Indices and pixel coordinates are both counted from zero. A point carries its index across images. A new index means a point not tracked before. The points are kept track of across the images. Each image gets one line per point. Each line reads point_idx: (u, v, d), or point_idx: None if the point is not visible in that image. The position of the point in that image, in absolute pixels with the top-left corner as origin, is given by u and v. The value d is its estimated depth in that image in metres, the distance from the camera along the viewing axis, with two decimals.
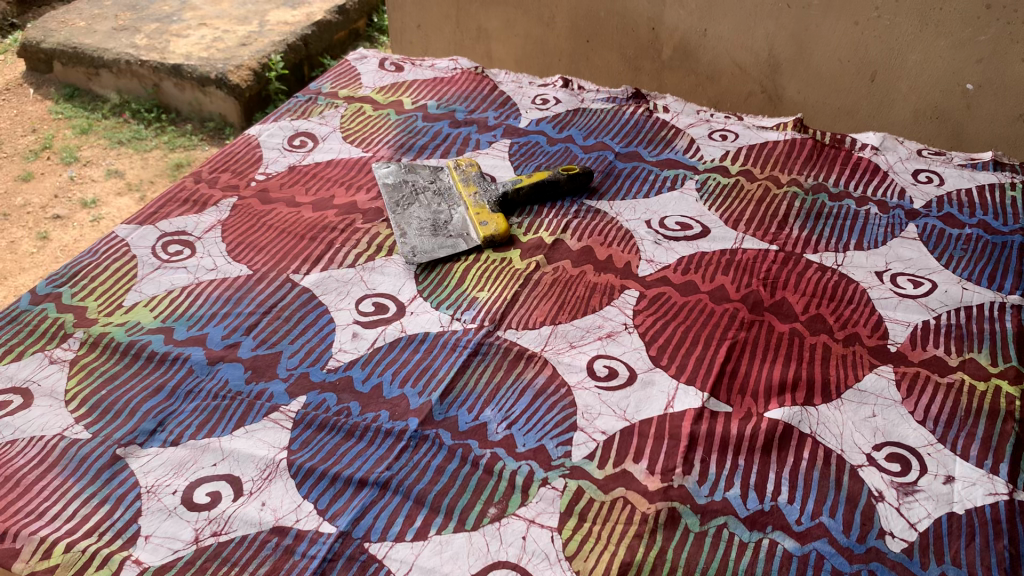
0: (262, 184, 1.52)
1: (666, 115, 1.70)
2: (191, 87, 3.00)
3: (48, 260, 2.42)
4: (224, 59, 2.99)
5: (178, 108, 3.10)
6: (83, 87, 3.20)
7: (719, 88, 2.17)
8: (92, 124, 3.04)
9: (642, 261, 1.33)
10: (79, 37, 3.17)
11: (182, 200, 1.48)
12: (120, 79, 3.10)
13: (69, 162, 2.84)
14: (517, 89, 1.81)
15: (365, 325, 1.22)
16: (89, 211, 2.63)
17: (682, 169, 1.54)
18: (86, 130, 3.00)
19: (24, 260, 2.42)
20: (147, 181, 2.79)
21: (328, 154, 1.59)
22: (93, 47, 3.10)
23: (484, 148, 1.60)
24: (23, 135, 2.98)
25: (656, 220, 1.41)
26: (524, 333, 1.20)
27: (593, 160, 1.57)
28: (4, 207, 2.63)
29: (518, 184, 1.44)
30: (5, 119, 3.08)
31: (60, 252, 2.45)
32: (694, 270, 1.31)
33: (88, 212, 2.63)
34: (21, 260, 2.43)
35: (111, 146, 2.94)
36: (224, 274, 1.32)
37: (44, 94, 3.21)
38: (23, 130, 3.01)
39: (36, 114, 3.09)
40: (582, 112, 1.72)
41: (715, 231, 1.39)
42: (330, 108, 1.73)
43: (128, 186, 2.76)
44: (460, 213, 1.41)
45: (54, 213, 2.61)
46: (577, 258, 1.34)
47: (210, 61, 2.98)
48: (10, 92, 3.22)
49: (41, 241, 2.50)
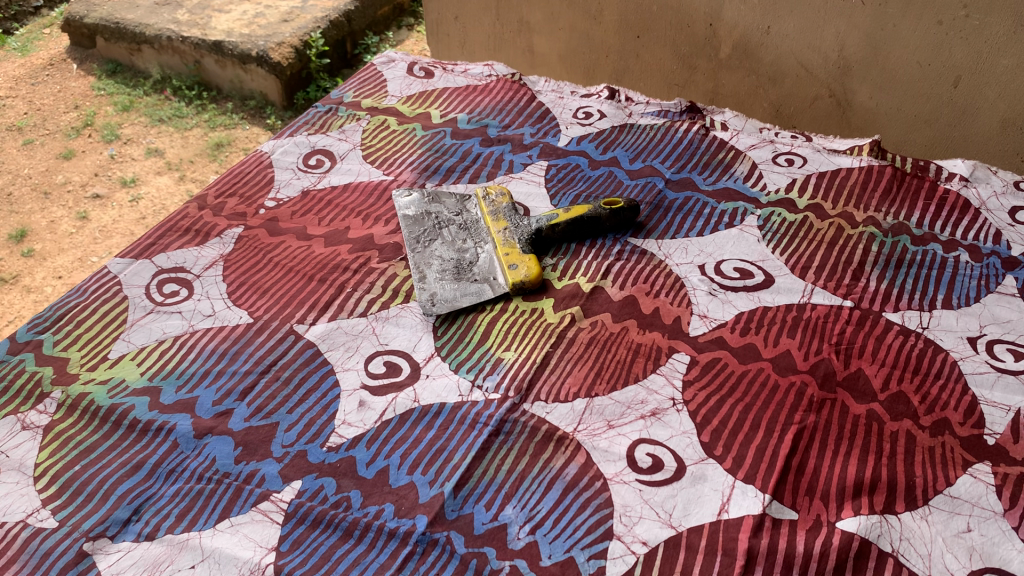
0: (272, 211, 1.38)
1: (725, 134, 1.51)
2: (233, 65, 2.87)
3: (88, 242, 2.33)
4: (266, 36, 2.84)
5: (220, 86, 2.97)
6: (126, 63, 3.09)
7: (781, 93, 1.96)
8: (134, 101, 2.92)
9: (694, 317, 1.16)
10: (122, 12, 3.05)
11: (184, 229, 1.34)
12: (162, 55, 2.98)
13: (111, 140, 2.73)
14: (556, 101, 1.63)
15: (374, 390, 1.07)
16: (128, 191, 2.52)
17: (742, 202, 1.36)
18: (127, 108, 2.88)
19: (63, 241, 2.33)
20: (187, 160, 2.66)
21: (345, 177, 1.44)
22: (136, 22, 2.98)
23: (518, 172, 1.44)
24: (64, 112, 2.88)
25: (711, 265, 1.24)
26: (556, 407, 1.04)
27: (640, 189, 1.39)
28: (45, 185, 2.54)
29: (554, 220, 1.27)
30: (47, 96, 2.98)
31: (99, 233, 2.36)
32: (756, 330, 1.13)
33: (128, 191, 2.52)
34: (61, 241, 2.34)
35: (152, 124, 2.82)
36: (222, 321, 1.18)
37: (87, 69, 3.11)
38: (65, 108, 2.91)
39: (79, 91, 2.99)
40: (630, 129, 1.54)
41: (780, 281, 1.21)
42: (351, 121, 1.58)
43: (168, 165, 2.64)
44: (487, 251, 1.25)
45: (94, 192, 2.51)
46: (618, 311, 1.17)
47: (252, 38, 2.83)
48: (54, 68, 3.13)
49: (80, 221, 2.40)
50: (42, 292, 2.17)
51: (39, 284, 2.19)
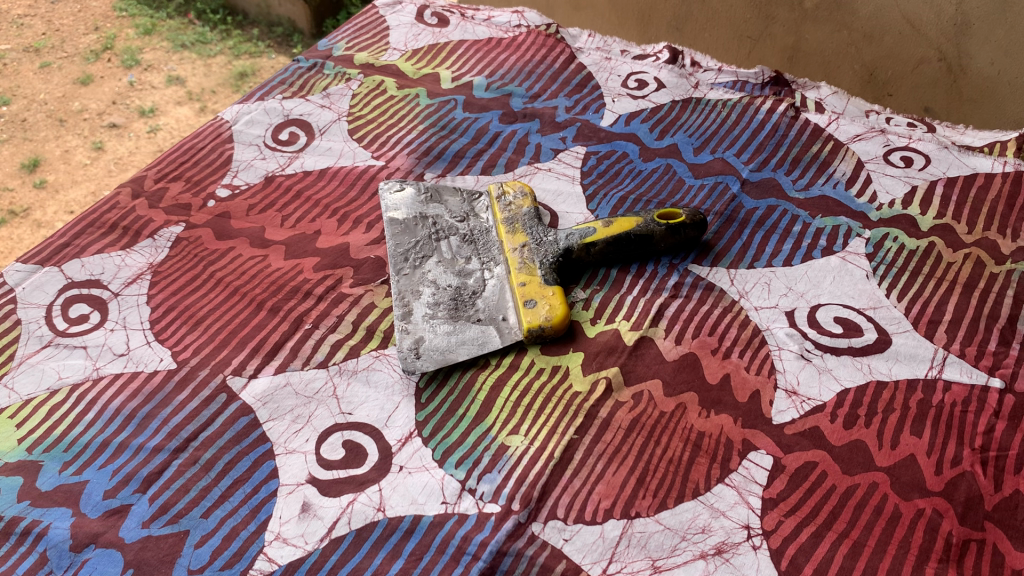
0: (224, 203, 1.07)
1: (821, 117, 1.16)
2: None
3: (104, 175, 2.00)
4: None
5: (246, 10, 2.59)
6: None
7: (883, 42, 1.36)
8: (156, 23, 2.50)
9: (779, 394, 0.83)
10: None
11: (109, 224, 1.04)
12: None
13: (130, 66, 2.32)
14: (601, 63, 1.29)
15: (325, 486, 0.77)
16: (146, 121, 2.16)
17: (845, 217, 1.01)
18: (149, 30, 2.46)
19: (75, 173, 2.00)
20: (209, 90, 2.29)
21: (323, 159, 1.12)
22: None
23: (546, 161, 1.10)
24: (83, 34, 2.43)
25: (803, 312, 0.90)
26: (580, 532, 0.73)
27: (708, 193, 1.05)
28: (58, 112, 2.16)
29: (590, 237, 0.94)
30: (66, 15, 2.51)
31: (114, 165, 2.03)
32: (865, 421, 0.81)
33: (146, 122, 2.16)
34: (78, 173, 2.01)
35: (173, 50, 2.41)
36: (137, 364, 0.88)
37: None
38: (84, 29, 2.45)
39: (99, 11, 2.54)
40: (695, 106, 1.19)
41: (898, 342, 0.87)
42: (338, 82, 1.25)
43: (189, 95, 2.26)
44: (496, 277, 0.93)
45: (110, 121, 2.14)
46: (672, 378, 0.85)
47: None
48: None
49: (95, 151, 2.06)
50: (53, 228, 1.85)
51: (51, 219, 1.87)
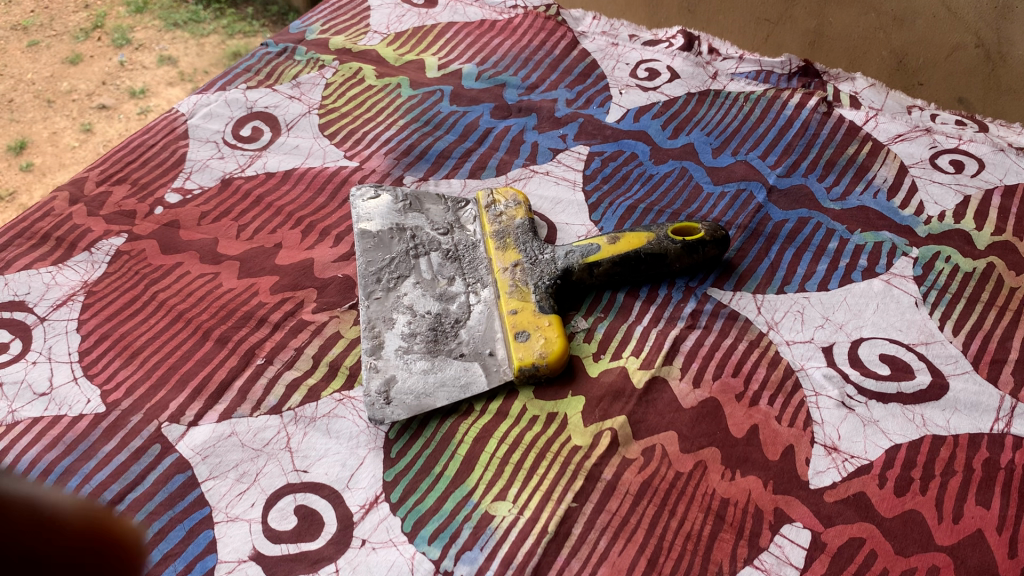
0: (174, 210, 0.93)
1: (857, 113, 1.02)
2: None
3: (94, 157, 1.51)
4: None
5: None
6: None
7: (915, 24, 1.05)
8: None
9: (817, 453, 0.70)
10: None
11: (40, 236, 0.90)
12: None
13: (120, 45, 1.80)
14: (607, 50, 1.14)
15: (271, 565, 0.64)
16: (137, 103, 1.68)
17: (888, 232, 0.87)
18: (141, 8, 1.92)
19: (65, 156, 1.51)
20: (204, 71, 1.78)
21: (289, 158, 0.98)
22: None
23: (544, 163, 0.96)
24: (71, 10, 1.84)
25: (843, 348, 0.77)
26: None
27: (730, 203, 0.91)
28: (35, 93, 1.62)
29: (593, 256, 0.80)
30: None
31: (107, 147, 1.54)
32: (920, 485, 0.67)
33: (138, 104, 1.68)
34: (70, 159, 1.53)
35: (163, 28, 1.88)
36: (58, 405, 0.75)
37: None
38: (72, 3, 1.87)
39: None
40: (713, 99, 1.05)
41: (956, 387, 0.73)
42: (311, 70, 1.11)
43: (181, 76, 1.77)
44: (483, 302, 0.79)
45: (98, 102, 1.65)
46: (690, 430, 0.71)
47: None
48: None
49: (83, 134, 1.57)
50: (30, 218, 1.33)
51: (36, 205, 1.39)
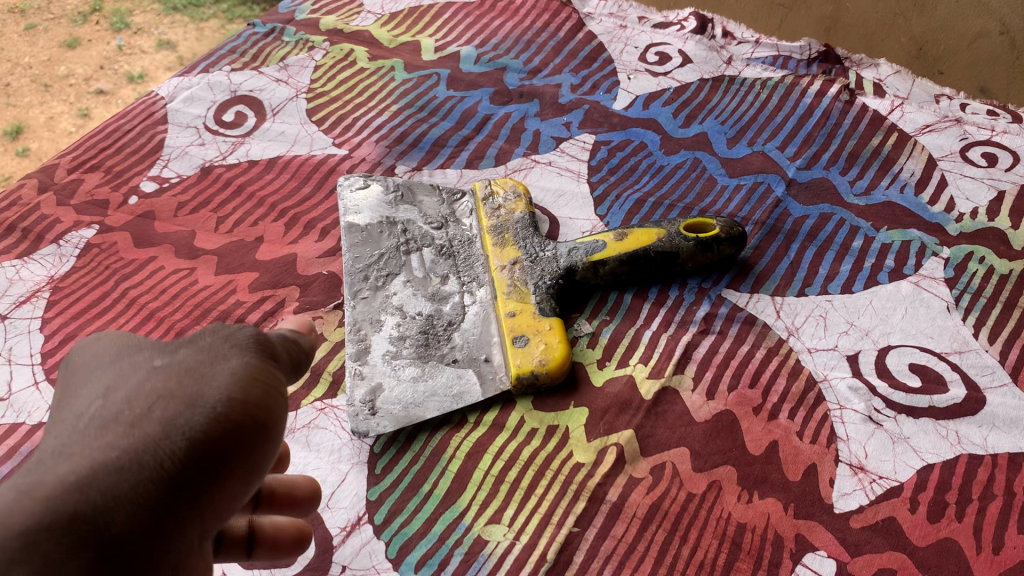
0: (148, 199, 0.87)
1: (881, 102, 0.95)
2: None
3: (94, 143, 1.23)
4: None
5: None
6: None
7: (936, 10, 0.95)
8: None
9: (843, 474, 0.63)
10: None
11: (4, 227, 0.84)
12: None
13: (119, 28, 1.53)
14: (614, 33, 1.08)
15: None
16: (140, 89, 1.40)
17: (917, 230, 0.81)
18: None
19: (64, 141, 1.27)
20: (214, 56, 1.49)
21: (274, 145, 0.92)
22: None
23: (546, 152, 0.90)
24: None
25: (869, 357, 0.71)
26: None
27: (746, 198, 0.85)
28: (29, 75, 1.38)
29: (598, 254, 0.74)
30: None
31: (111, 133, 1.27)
32: (956, 510, 0.61)
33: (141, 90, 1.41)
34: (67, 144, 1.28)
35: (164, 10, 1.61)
36: (15, 412, 0.69)
37: None
38: None
39: None
40: (727, 86, 0.99)
41: (994, 401, 0.67)
42: (299, 52, 1.04)
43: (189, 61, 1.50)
44: (479, 302, 0.73)
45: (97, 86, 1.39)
46: (704, 447, 0.65)
47: None
48: None
49: (82, 119, 1.32)
50: None
51: None
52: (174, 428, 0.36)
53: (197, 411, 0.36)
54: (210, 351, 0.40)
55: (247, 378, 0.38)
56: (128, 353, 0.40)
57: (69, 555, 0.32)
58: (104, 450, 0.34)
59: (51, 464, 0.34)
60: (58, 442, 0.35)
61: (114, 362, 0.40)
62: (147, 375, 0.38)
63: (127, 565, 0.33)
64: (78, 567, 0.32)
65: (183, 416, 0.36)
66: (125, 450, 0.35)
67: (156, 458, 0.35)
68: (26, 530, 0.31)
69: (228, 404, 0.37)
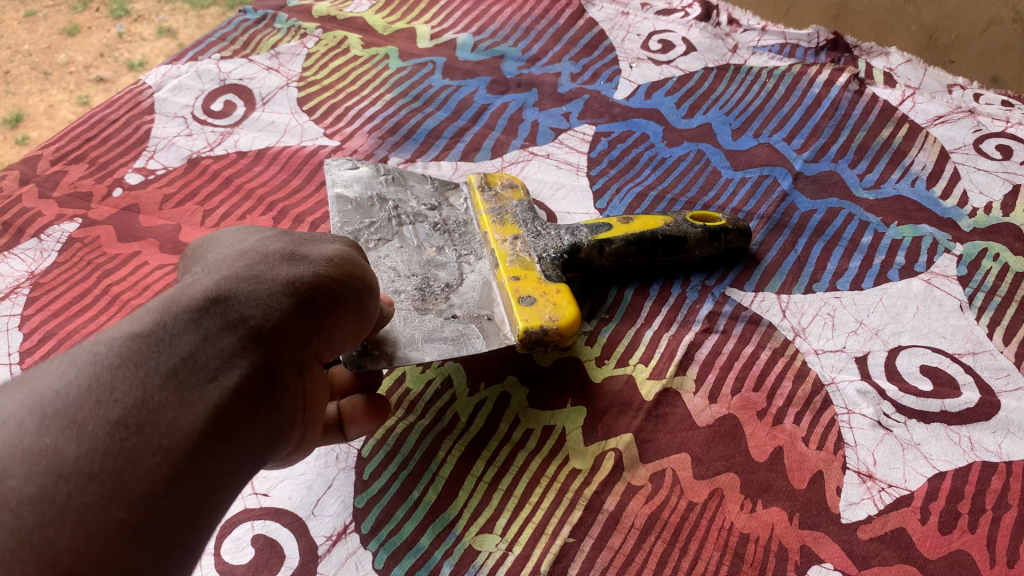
0: (133, 192, 0.84)
1: (892, 92, 0.92)
2: None
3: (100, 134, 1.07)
4: None
5: None
6: None
7: None
8: None
9: (851, 483, 0.60)
10: None
11: None
12: None
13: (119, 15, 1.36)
14: (616, 19, 1.04)
15: None
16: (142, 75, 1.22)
17: (929, 225, 0.78)
18: None
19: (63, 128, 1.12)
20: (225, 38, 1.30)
21: (263, 136, 0.89)
22: None
23: (543, 144, 0.87)
24: None
25: (879, 359, 0.68)
26: None
27: (752, 192, 0.82)
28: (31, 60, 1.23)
29: (603, 234, 0.71)
30: None
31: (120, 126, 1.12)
32: (969, 521, 0.58)
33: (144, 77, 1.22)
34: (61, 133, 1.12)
35: None
36: None
37: None
38: None
39: None
40: (733, 75, 0.96)
41: (1009, 406, 0.64)
42: (291, 39, 1.01)
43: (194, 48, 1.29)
44: (478, 273, 0.70)
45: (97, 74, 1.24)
46: (706, 454, 0.62)
47: None
48: None
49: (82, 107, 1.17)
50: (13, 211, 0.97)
51: None
52: (294, 263, 0.46)
53: (312, 258, 0.48)
54: (311, 236, 0.51)
55: (341, 258, 0.50)
56: (248, 228, 0.52)
57: (223, 333, 0.40)
58: (245, 268, 0.45)
59: (206, 274, 0.44)
60: (206, 267, 0.45)
61: (235, 234, 0.51)
62: (265, 238, 0.49)
63: (268, 348, 0.42)
64: (229, 342, 0.40)
65: (299, 261, 0.47)
66: (262, 268, 0.45)
67: (285, 278, 0.45)
68: (193, 306, 0.40)
69: (332, 261, 0.49)
